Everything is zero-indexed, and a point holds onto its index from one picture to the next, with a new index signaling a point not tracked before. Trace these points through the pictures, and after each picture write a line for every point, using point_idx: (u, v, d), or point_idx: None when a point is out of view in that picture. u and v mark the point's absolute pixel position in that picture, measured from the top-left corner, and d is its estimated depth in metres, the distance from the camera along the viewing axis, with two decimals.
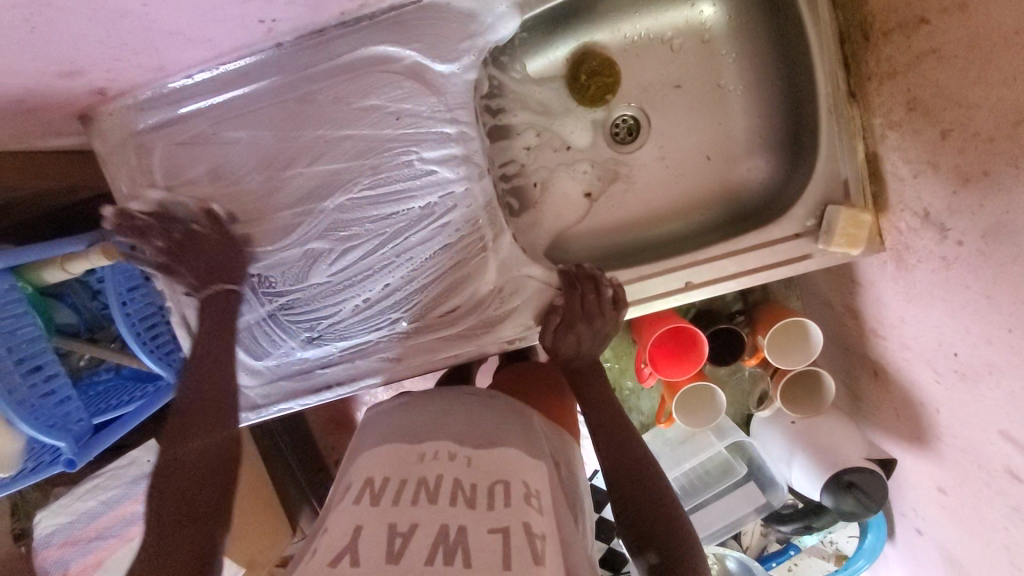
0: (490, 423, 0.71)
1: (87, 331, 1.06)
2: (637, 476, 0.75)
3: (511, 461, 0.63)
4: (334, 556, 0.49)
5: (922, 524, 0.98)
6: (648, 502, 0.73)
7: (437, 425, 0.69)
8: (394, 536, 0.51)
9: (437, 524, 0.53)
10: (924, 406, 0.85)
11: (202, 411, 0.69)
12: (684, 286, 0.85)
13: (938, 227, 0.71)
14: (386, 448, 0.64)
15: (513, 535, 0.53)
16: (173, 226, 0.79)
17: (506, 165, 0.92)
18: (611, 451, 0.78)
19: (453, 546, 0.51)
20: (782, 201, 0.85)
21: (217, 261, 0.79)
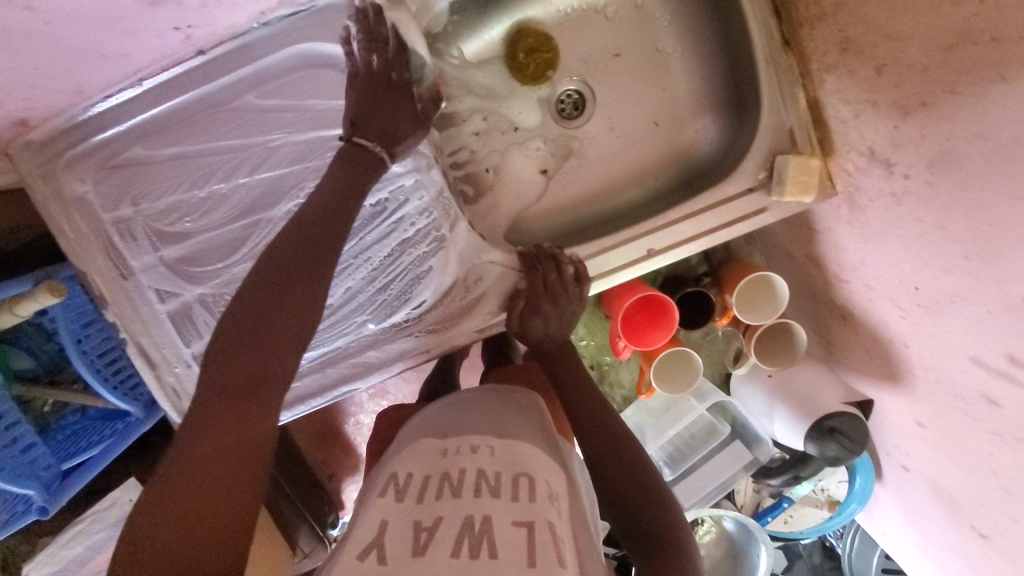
0: (511, 420, 0.68)
1: (46, 375, 1.01)
2: (619, 453, 0.76)
3: (531, 457, 0.61)
4: (362, 550, 0.48)
5: (907, 460, 0.99)
6: (631, 479, 0.74)
7: (468, 419, 0.68)
8: (418, 532, 0.49)
9: (462, 515, 0.51)
10: (894, 343, 0.86)
11: (255, 353, 0.57)
12: (646, 254, 0.85)
13: (884, 163, 0.71)
14: (409, 449, 0.62)
15: (538, 531, 0.51)
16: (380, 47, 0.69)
17: (456, 153, 0.91)
18: (592, 430, 0.78)
19: (478, 537, 0.49)
20: (731, 157, 0.85)
21: (388, 131, 0.68)
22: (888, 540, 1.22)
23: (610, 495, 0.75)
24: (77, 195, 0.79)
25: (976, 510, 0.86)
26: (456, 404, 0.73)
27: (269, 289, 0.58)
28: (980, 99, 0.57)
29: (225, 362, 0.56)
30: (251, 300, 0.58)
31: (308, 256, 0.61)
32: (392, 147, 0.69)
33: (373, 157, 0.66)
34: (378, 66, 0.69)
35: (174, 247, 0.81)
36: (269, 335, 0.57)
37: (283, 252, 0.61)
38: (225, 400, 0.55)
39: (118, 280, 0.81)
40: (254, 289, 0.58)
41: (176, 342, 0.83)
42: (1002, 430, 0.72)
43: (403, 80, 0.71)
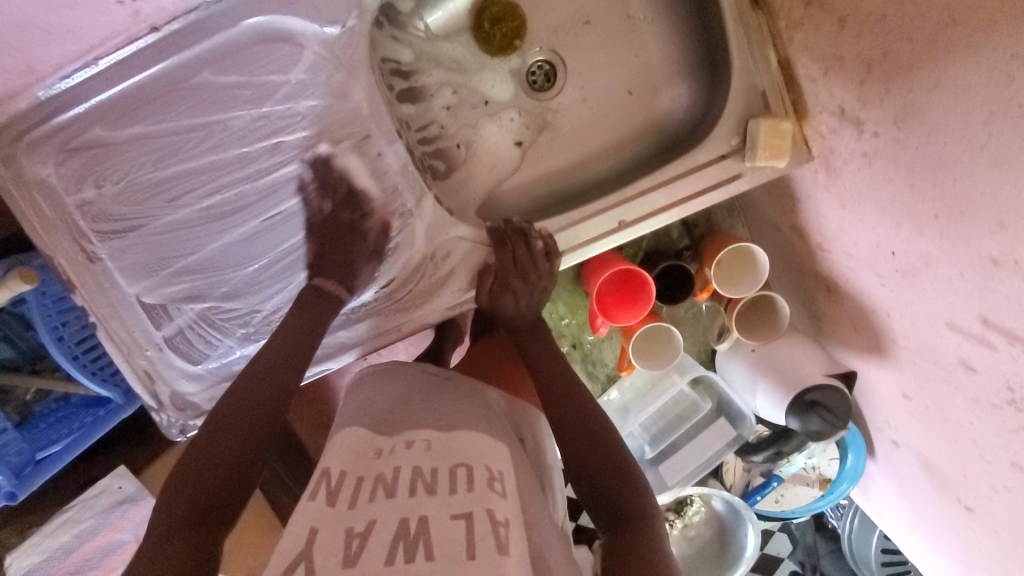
0: (450, 412, 0.69)
1: (27, 363, 1.02)
2: (590, 430, 0.74)
3: (477, 443, 0.62)
4: (289, 567, 0.46)
5: (897, 436, 0.97)
6: (592, 448, 0.73)
7: (395, 412, 0.68)
8: (350, 538, 0.48)
9: (396, 517, 0.50)
10: (876, 313, 0.83)
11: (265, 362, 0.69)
12: (618, 226, 0.82)
13: (854, 122, 0.69)
14: (345, 437, 0.62)
15: (477, 522, 0.50)
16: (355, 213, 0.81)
17: (425, 128, 0.89)
18: (562, 407, 0.76)
19: (414, 540, 0.48)
20: (705, 123, 0.83)
21: (342, 268, 0.78)
22: (884, 519, 1.19)
23: (580, 474, 0.72)
24: (40, 179, 0.78)
25: (963, 483, 0.84)
26: (382, 380, 0.77)
27: (232, 407, 0.65)
28: (937, 45, 0.55)
29: (180, 490, 0.58)
30: (211, 427, 0.63)
31: (273, 384, 0.68)
32: (348, 286, 0.79)
33: (332, 297, 0.76)
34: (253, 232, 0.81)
35: (139, 229, 0.81)
36: (229, 458, 0.61)
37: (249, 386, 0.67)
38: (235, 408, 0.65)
39: (84, 263, 0.81)
40: (217, 419, 0.64)
41: (146, 326, 0.84)
42: (980, 396, 0.69)
43: (355, 216, 0.81)
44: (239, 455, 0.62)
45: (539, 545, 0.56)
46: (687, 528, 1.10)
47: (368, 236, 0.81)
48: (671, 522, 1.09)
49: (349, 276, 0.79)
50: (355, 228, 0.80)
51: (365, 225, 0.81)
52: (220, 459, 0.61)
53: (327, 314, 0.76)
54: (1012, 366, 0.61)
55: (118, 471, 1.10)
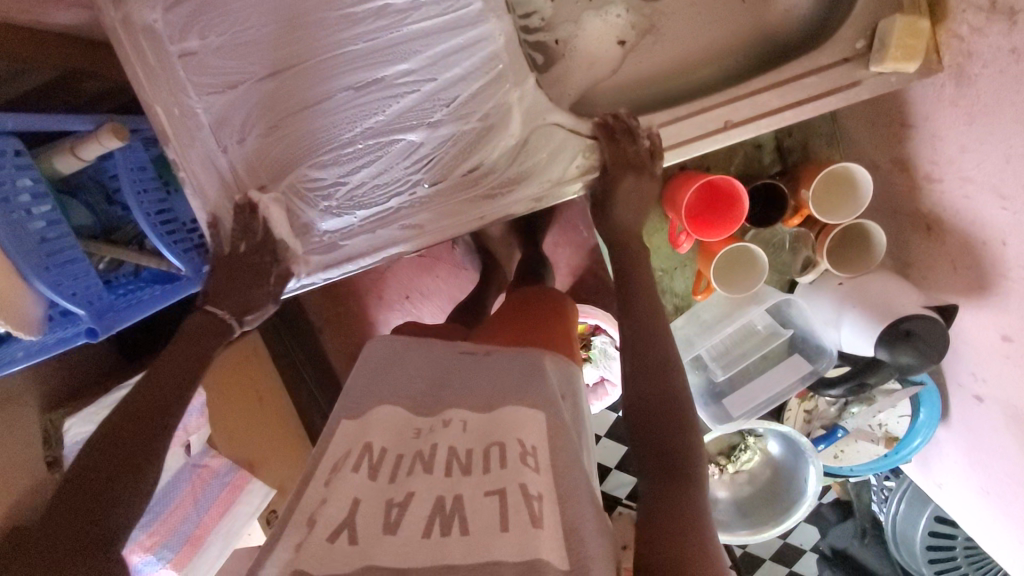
0: (484, 390, 0.65)
1: (103, 233, 1.02)
2: (663, 376, 0.70)
3: (516, 418, 0.59)
4: (333, 531, 0.50)
5: (982, 389, 0.92)
6: (652, 397, 0.68)
7: (433, 391, 0.67)
8: (390, 507, 0.52)
9: (433, 497, 0.52)
10: (987, 243, 0.79)
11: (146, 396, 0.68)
12: (723, 126, 0.79)
13: (1007, 14, 0.64)
14: (384, 413, 0.62)
15: (509, 497, 0.51)
16: (263, 251, 0.80)
17: (529, 17, 0.88)
18: (642, 352, 0.72)
19: (449, 517, 0.50)
20: (827, 27, 0.79)
21: (241, 292, 0.78)
22: (943, 493, 1.14)
23: (641, 417, 0.68)
24: (146, 23, 0.78)
25: None
26: (427, 360, 0.72)
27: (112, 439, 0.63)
28: None
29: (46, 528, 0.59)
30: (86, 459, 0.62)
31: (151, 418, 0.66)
32: (244, 315, 0.79)
33: (220, 324, 0.76)
34: (245, 249, 0.80)
35: (237, 85, 0.80)
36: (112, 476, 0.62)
37: (140, 400, 0.67)
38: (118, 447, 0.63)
39: (181, 117, 0.81)
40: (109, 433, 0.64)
41: (230, 189, 0.83)
42: None
43: (266, 260, 0.81)
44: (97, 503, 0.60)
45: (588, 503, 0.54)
46: (738, 474, 1.08)
47: (258, 232, 0.80)
48: (722, 466, 1.07)
49: (261, 293, 0.80)
50: (255, 259, 0.80)
51: (274, 271, 0.81)
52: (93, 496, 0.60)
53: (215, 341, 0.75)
54: None
55: None
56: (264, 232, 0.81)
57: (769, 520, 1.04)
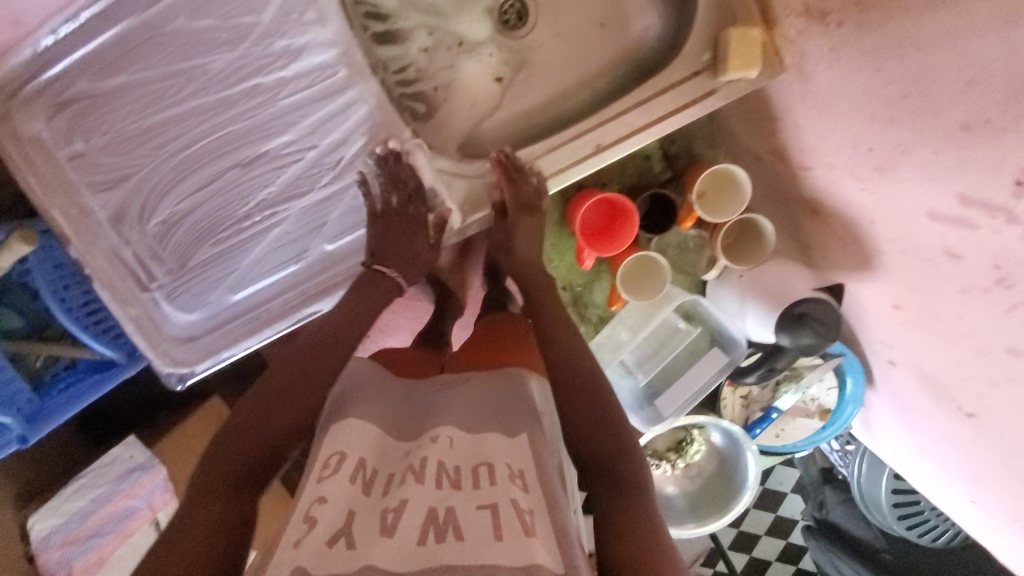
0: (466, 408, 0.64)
1: (35, 333, 1.03)
2: (592, 397, 0.72)
3: (492, 443, 0.58)
4: (331, 537, 0.48)
5: (894, 354, 0.95)
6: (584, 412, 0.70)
7: (411, 419, 0.65)
8: (385, 515, 0.50)
9: (427, 505, 0.50)
10: (860, 222, 0.83)
11: (293, 372, 0.70)
12: (596, 150, 0.83)
13: (820, 16, 0.68)
14: (357, 426, 0.60)
15: (501, 511, 0.49)
16: (417, 208, 0.85)
17: (403, 71, 0.91)
18: (563, 378, 0.74)
19: (443, 525, 0.48)
20: (677, 43, 0.84)
21: (406, 256, 0.84)
22: (886, 450, 1.19)
23: (576, 442, 0.69)
24: (32, 134, 0.80)
25: (959, 386, 0.81)
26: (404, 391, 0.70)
27: (278, 388, 0.68)
28: None
29: (217, 455, 0.62)
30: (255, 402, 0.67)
31: (303, 389, 0.69)
32: (410, 274, 0.85)
33: (394, 283, 0.82)
34: (397, 204, 0.83)
35: (128, 180, 0.83)
36: (263, 438, 0.64)
37: (292, 371, 0.70)
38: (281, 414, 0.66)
39: (81, 217, 0.83)
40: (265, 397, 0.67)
41: (141, 278, 0.87)
42: (969, 286, 0.67)
43: (420, 211, 0.85)
44: (254, 458, 0.62)
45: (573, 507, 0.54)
46: (688, 467, 1.11)
47: (397, 204, 0.84)
48: (673, 462, 1.10)
49: (412, 267, 0.85)
50: (404, 216, 0.84)
51: (424, 223, 0.85)
52: (257, 439, 0.64)
53: (383, 300, 0.82)
54: (997, 240, 0.60)
55: (128, 440, 1.08)
56: (401, 204, 0.84)
57: (725, 505, 1.07)
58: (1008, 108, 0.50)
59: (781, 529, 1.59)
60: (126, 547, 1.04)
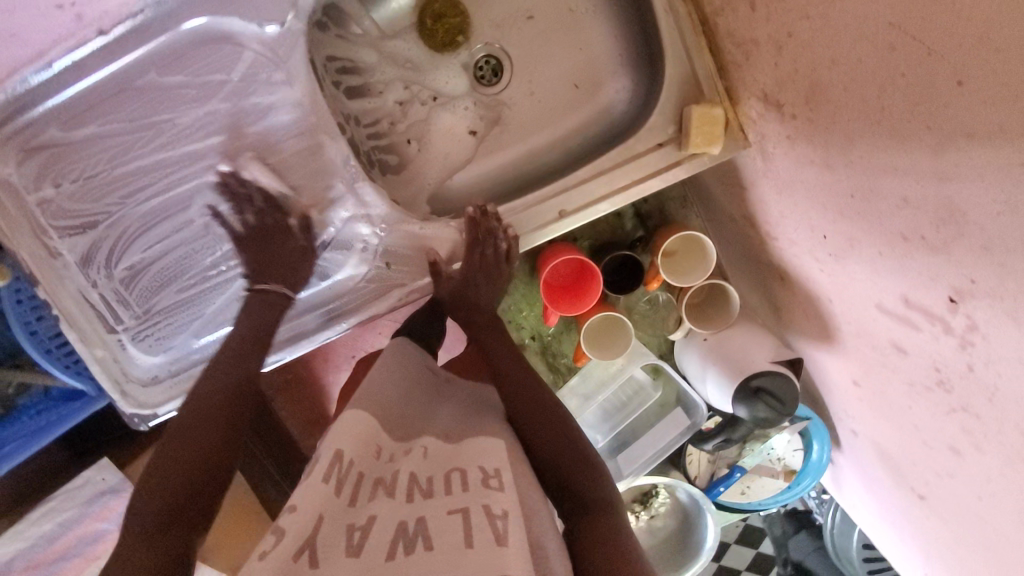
0: (451, 424, 0.69)
1: (9, 359, 1.04)
2: (555, 429, 0.73)
3: (472, 453, 0.61)
4: (296, 551, 0.45)
5: (855, 425, 0.94)
6: (555, 442, 0.71)
7: (406, 417, 0.68)
8: (352, 533, 0.48)
9: (396, 520, 0.49)
10: (820, 299, 0.82)
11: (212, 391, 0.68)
12: (558, 215, 0.84)
13: (776, 105, 0.68)
14: (352, 422, 0.61)
15: (473, 516, 0.49)
16: (274, 215, 0.84)
17: (374, 124, 0.90)
18: (524, 411, 0.74)
19: (412, 536, 0.47)
20: (644, 113, 0.84)
21: (286, 267, 0.82)
22: (857, 512, 1.15)
23: (547, 472, 0.70)
24: (2, 178, 0.80)
25: (912, 470, 0.79)
26: (407, 394, 0.73)
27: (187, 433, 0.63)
28: (827, 21, 0.55)
29: (144, 497, 0.59)
30: (163, 454, 0.62)
31: (218, 409, 0.66)
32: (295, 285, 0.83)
33: (279, 295, 0.80)
34: (253, 221, 0.83)
35: (97, 225, 0.84)
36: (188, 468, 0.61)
37: (207, 390, 0.68)
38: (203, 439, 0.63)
39: (47, 258, 0.84)
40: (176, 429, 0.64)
41: (107, 320, 0.87)
42: (914, 380, 0.67)
43: (277, 220, 0.84)
44: (177, 493, 0.59)
45: (538, 533, 0.55)
46: (654, 519, 1.11)
47: (293, 233, 0.84)
48: (638, 513, 1.10)
49: (297, 276, 0.83)
50: (282, 231, 0.83)
51: (289, 225, 0.84)
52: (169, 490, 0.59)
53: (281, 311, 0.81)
54: (935, 347, 0.59)
55: (100, 462, 1.05)
56: (295, 232, 0.84)
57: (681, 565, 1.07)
58: (940, 229, 0.50)
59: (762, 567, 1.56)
60: (90, 573, 1.02)
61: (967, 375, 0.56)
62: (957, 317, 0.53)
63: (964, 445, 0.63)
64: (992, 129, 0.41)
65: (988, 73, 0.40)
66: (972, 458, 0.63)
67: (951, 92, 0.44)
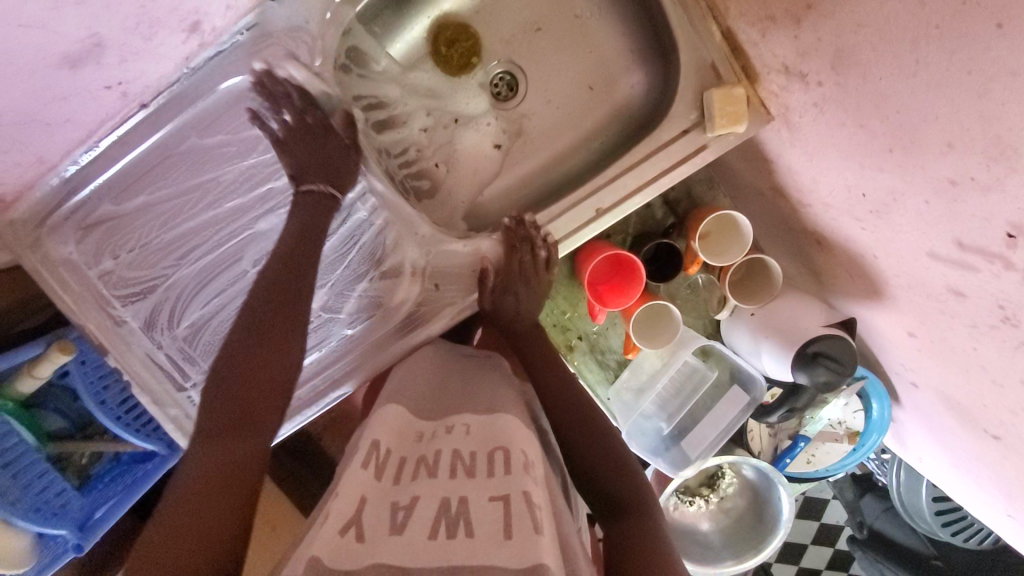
0: (484, 395, 0.73)
1: (78, 432, 1.05)
2: (597, 439, 0.77)
3: (508, 431, 0.64)
4: (343, 525, 0.49)
5: (915, 377, 0.94)
6: (602, 455, 0.75)
7: (442, 401, 0.73)
8: (396, 511, 0.51)
9: (439, 497, 0.53)
10: (865, 257, 0.83)
11: (273, 311, 0.68)
12: (595, 214, 0.85)
13: (799, 76, 0.70)
14: (394, 416, 0.66)
15: (514, 506, 0.51)
16: (312, 112, 0.79)
17: (405, 153, 0.93)
18: (570, 426, 0.78)
19: (455, 518, 0.50)
20: (664, 104, 0.86)
21: (329, 167, 0.77)
22: (926, 465, 1.14)
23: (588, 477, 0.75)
24: (63, 257, 0.84)
25: (983, 412, 0.80)
26: (443, 380, 0.77)
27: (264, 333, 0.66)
28: None
29: (214, 407, 0.61)
30: (238, 348, 0.65)
31: (279, 328, 0.67)
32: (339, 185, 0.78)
33: (324, 196, 0.76)
34: (294, 121, 0.78)
35: (156, 289, 0.87)
36: (254, 385, 0.63)
37: (270, 305, 0.68)
38: (261, 355, 0.64)
39: (113, 328, 0.86)
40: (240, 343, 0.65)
41: (175, 380, 0.88)
42: (977, 320, 0.68)
43: (319, 118, 0.79)
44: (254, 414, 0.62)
45: (566, 533, 0.57)
46: (723, 501, 1.12)
47: (333, 134, 0.79)
48: (707, 497, 1.11)
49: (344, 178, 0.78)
50: (324, 128, 0.79)
51: (332, 125, 0.80)
52: (248, 384, 0.63)
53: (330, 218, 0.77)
54: (997, 284, 0.60)
55: None
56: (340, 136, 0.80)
57: (757, 543, 1.08)
58: (992, 168, 0.51)
59: (832, 534, 1.55)
60: None
61: None
62: (1018, 252, 0.54)
63: None
64: None
65: None
66: None
67: (990, 36, 0.45)
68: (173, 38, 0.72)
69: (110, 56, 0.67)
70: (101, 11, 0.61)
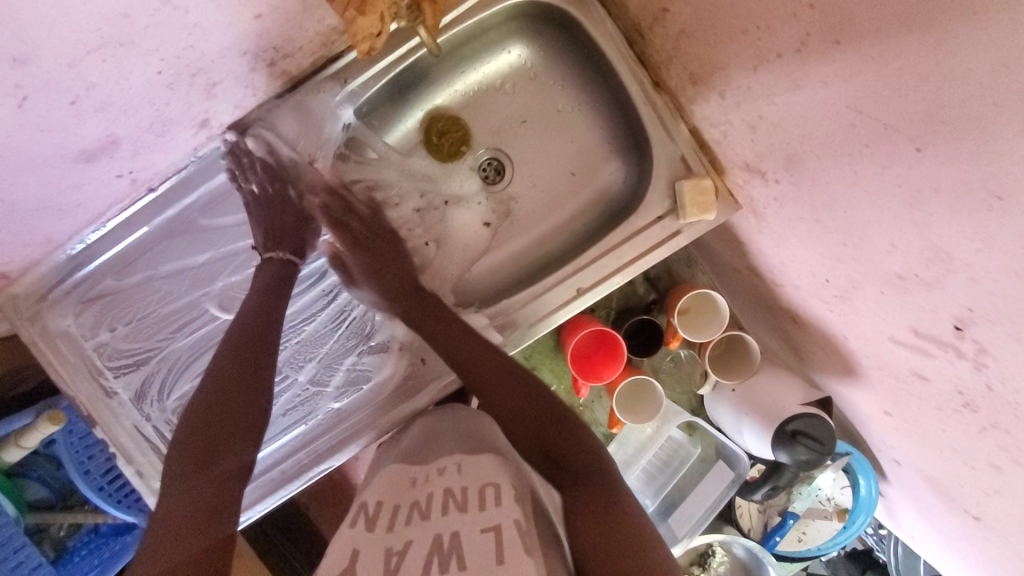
0: (474, 438, 0.71)
1: (59, 501, 1.04)
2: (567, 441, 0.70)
3: (498, 467, 0.62)
4: None
5: (897, 454, 0.95)
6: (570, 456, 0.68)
7: (430, 444, 0.73)
8: (389, 556, 0.49)
9: (432, 536, 0.51)
10: (835, 337, 0.86)
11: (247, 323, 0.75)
12: (576, 293, 0.89)
13: (759, 173, 0.76)
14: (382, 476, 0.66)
15: (505, 531, 0.49)
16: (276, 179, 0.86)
17: (396, 231, 0.97)
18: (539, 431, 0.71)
19: (447, 555, 0.48)
20: (639, 192, 0.91)
21: (289, 235, 0.83)
22: (919, 544, 1.12)
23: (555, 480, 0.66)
24: (61, 330, 0.87)
25: (964, 494, 0.80)
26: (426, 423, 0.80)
27: (226, 374, 0.70)
28: (792, 105, 0.63)
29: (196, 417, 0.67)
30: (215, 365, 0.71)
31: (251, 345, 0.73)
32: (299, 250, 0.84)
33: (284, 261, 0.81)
34: (260, 190, 0.85)
35: (150, 362, 0.89)
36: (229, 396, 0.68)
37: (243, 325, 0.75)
38: (233, 369, 0.71)
39: (103, 400, 0.87)
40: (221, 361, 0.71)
41: (160, 452, 0.89)
42: (942, 404, 0.70)
43: (283, 188, 0.86)
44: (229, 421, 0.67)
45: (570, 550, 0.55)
46: None
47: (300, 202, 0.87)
48: None
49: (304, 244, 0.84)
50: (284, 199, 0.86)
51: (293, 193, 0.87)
52: (221, 394, 0.68)
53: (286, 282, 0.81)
54: (953, 370, 0.63)
55: None
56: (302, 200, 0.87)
57: None
58: (931, 267, 0.55)
59: None
60: None
61: (989, 394, 0.59)
62: (965, 343, 0.57)
63: (1003, 461, 0.65)
64: (953, 183, 0.48)
65: (943, 142, 0.47)
66: (1013, 472, 0.64)
67: (912, 157, 0.50)
68: (184, 132, 0.78)
69: (124, 150, 0.73)
70: (120, 115, 0.68)
